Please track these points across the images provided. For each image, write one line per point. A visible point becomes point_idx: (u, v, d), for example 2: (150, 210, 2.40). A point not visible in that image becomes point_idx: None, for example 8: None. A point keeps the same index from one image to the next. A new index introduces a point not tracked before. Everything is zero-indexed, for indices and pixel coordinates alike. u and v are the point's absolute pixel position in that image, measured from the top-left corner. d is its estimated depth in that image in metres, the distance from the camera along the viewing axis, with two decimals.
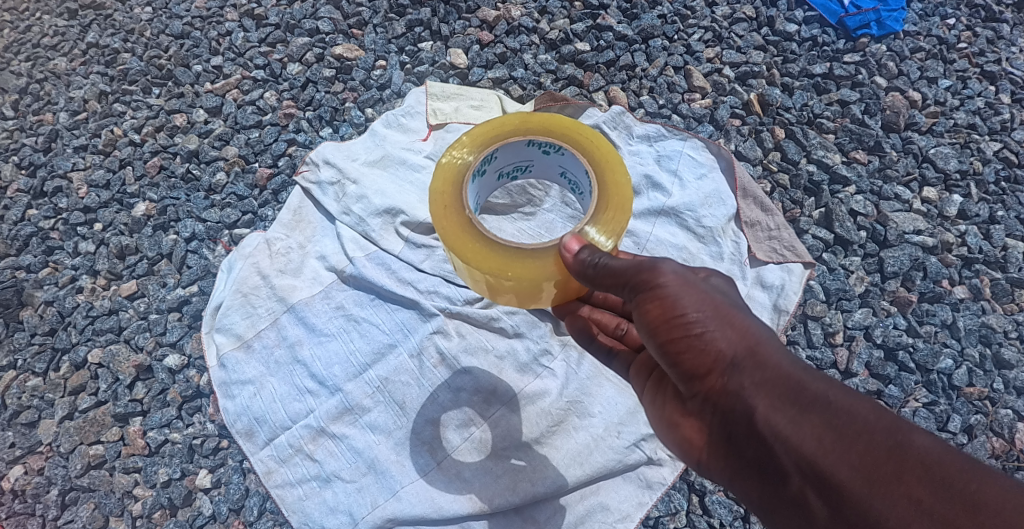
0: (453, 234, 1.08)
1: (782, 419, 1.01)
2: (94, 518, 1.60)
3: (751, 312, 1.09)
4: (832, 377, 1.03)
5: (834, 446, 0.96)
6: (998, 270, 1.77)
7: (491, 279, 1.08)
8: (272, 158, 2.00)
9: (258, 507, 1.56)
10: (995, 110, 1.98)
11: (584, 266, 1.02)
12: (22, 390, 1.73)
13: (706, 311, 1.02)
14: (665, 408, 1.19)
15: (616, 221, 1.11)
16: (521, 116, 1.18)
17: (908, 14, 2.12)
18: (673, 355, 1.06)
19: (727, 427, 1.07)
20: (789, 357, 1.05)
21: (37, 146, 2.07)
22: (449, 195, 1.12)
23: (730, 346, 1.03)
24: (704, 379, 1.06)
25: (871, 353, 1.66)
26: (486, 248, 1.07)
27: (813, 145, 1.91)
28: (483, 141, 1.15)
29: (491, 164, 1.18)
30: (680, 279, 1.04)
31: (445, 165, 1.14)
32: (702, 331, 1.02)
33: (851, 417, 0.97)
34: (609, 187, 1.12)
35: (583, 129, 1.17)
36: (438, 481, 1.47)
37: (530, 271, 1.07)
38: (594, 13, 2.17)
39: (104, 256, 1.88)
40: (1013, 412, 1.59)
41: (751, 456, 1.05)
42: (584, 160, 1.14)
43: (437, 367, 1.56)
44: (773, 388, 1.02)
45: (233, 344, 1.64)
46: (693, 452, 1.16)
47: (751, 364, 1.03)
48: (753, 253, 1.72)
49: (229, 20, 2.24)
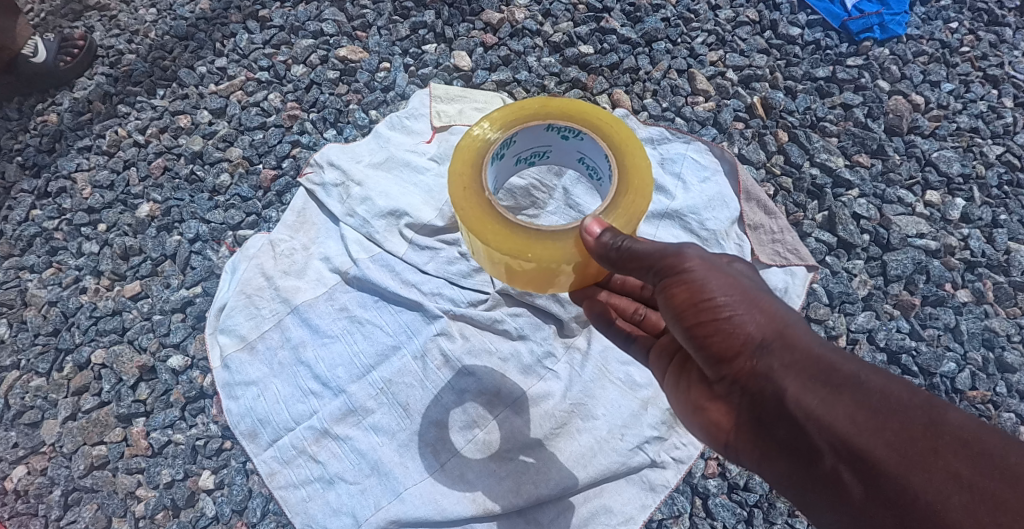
0: (473, 214, 1.08)
1: (813, 400, 1.00)
2: (96, 518, 1.60)
3: (776, 294, 1.09)
4: (861, 359, 1.04)
5: (869, 424, 0.96)
6: (1000, 273, 1.77)
7: (511, 260, 1.08)
8: (277, 159, 2.00)
9: (261, 508, 1.56)
10: (998, 114, 1.99)
11: (607, 249, 1.03)
12: (25, 390, 1.73)
13: (734, 295, 1.03)
14: (691, 393, 1.18)
15: (635, 204, 1.11)
16: (540, 101, 1.18)
17: (910, 18, 2.13)
18: (700, 338, 1.05)
19: (756, 409, 1.07)
20: (816, 339, 1.05)
21: (41, 147, 2.07)
22: (469, 177, 1.11)
23: (758, 329, 1.03)
24: (733, 362, 1.05)
25: (874, 357, 1.66)
26: (507, 229, 1.07)
27: (816, 149, 1.91)
28: (503, 124, 1.15)
29: (510, 149, 1.19)
30: (705, 263, 1.05)
31: (465, 147, 1.14)
32: (730, 314, 1.02)
33: (883, 397, 0.98)
34: (629, 171, 1.12)
35: (602, 114, 1.18)
36: (442, 482, 1.47)
37: (551, 253, 1.07)
38: (598, 15, 2.18)
39: (108, 256, 1.89)
40: (1015, 416, 1.59)
41: (782, 438, 1.05)
42: (603, 145, 1.14)
43: (441, 368, 1.57)
44: (803, 369, 1.02)
45: (237, 345, 1.64)
46: (720, 436, 1.15)
47: (781, 345, 1.03)
48: (756, 256, 1.72)
49: (233, 21, 2.24)
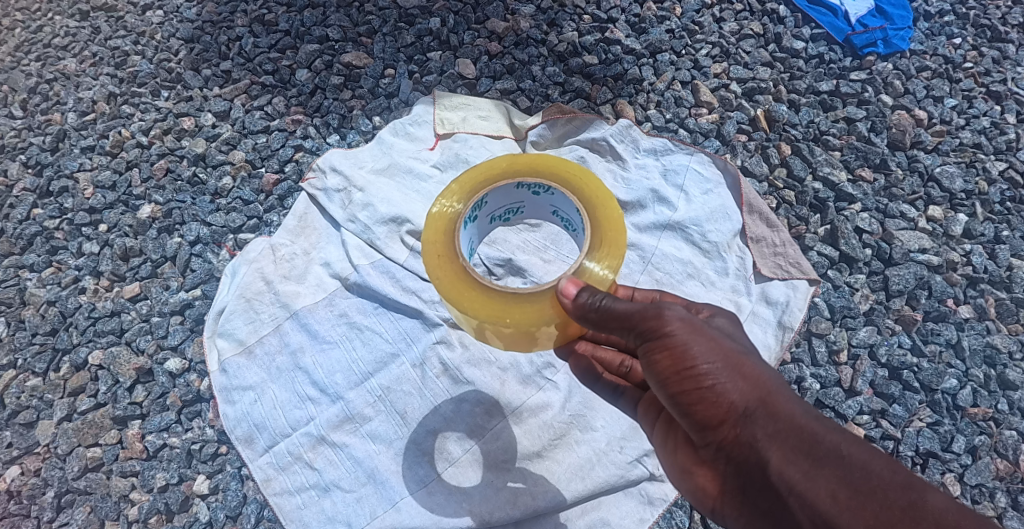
0: (450, 282, 1.09)
1: (796, 473, 1.00)
2: (88, 521, 1.57)
3: (760, 357, 1.08)
4: (846, 429, 1.03)
5: (850, 503, 0.96)
6: (1003, 290, 1.76)
7: (490, 326, 1.08)
8: (279, 163, 1.99)
9: (256, 514, 1.53)
10: (1001, 130, 1.99)
11: (585, 309, 1.02)
12: (22, 390, 1.72)
13: (717, 361, 1.01)
14: (678, 455, 1.17)
15: (612, 257, 1.12)
16: (508, 159, 1.22)
17: (913, 34, 2.14)
18: (684, 405, 1.04)
19: (741, 478, 1.06)
20: (801, 406, 1.04)
21: (45, 146, 2.07)
22: (443, 243, 1.13)
23: (741, 398, 1.01)
24: (717, 429, 1.04)
25: (875, 372, 1.65)
26: (483, 294, 1.08)
27: (819, 162, 1.92)
28: (472, 188, 1.18)
29: (482, 210, 1.21)
30: (687, 325, 1.03)
31: (437, 215, 1.16)
32: (713, 383, 1.01)
33: (865, 474, 0.98)
34: (602, 223, 1.13)
35: (570, 168, 1.20)
36: (438, 492, 1.45)
37: (529, 315, 1.07)
38: (603, 26, 2.19)
39: (108, 257, 1.88)
40: (1017, 433, 1.57)
41: (765, 507, 1.05)
42: (574, 199, 1.16)
43: (440, 377, 1.57)
44: (787, 439, 1.01)
45: (234, 350, 1.64)
46: (707, 501, 1.14)
47: (765, 414, 1.02)
48: (757, 269, 1.72)
49: (240, 26, 2.26)
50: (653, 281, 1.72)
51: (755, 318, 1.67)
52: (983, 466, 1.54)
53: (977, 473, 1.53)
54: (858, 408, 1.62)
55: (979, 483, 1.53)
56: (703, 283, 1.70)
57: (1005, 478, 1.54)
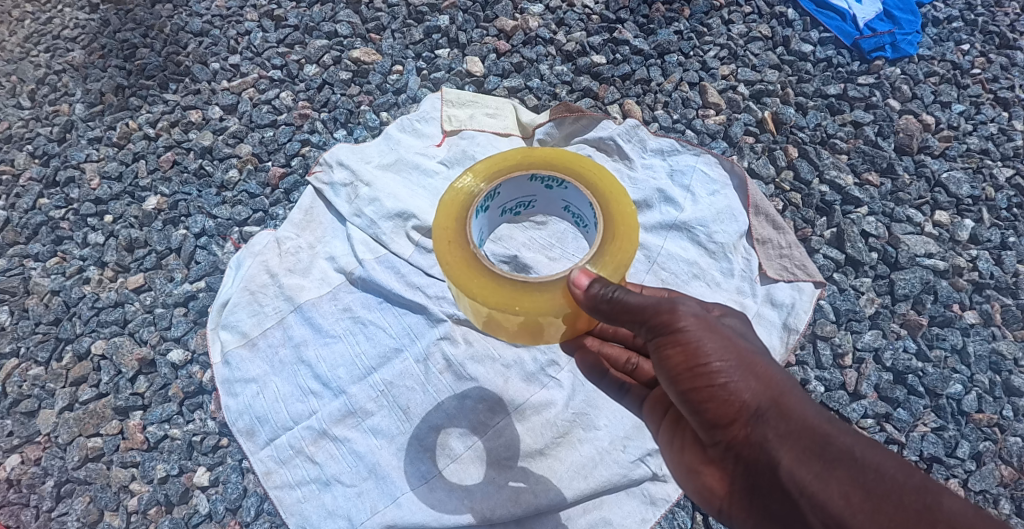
0: (458, 268, 1.08)
1: (807, 473, 0.99)
2: (87, 512, 1.55)
3: (772, 356, 1.07)
4: (860, 431, 1.02)
5: (864, 505, 0.95)
6: (1009, 296, 1.76)
7: (497, 313, 1.07)
8: (286, 157, 2.00)
9: (256, 507, 1.53)
10: (1009, 136, 1.98)
11: (596, 300, 1.01)
12: (23, 379, 1.71)
13: (729, 359, 1.01)
14: (685, 454, 1.17)
15: (622, 251, 1.11)
16: (523, 150, 1.21)
17: (922, 39, 2.14)
18: (695, 402, 1.04)
19: (750, 478, 1.06)
20: (814, 407, 1.04)
21: (51, 136, 2.07)
22: (454, 230, 1.12)
23: (753, 397, 1.01)
24: (728, 428, 1.04)
25: (880, 376, 1.65)
26: (491, 281, 1.07)
27: (826, 166, 1.91)
28: (486, 176, 1.17)
29: (495, 200, 1.20)
30: (701, 322, 1.03)
31: (448, 200, 1.15)
32: (726, 381, 1.00)
33: (878, 477, 0.96)
34: (615, 217, 1.12)
35: (584, 162, 1.20)
36: (439, 489, 1.45)
37: (537, 304, 1.05)
38: (611, 26, 2.19)
39: (112, 248, 1.88)
40: (1021, 440, 1.57)
41: (774, 508, 1.04)
42: (587, 192, 1.15)
43: (443, 373, 1.57)
44: (798, 441, 1.01)
45: (238, 342, 1.63)
46: (714, 500, 1.14)
47: (776, 414, 1.01)
48: (763, 271, 1.71)
49: (249, 20, 2.26)
50: (657, 281, 1.71)
51: (761, 320, 1.66)
52: (987, 472, 1.53)
53: (981, 480, 1.52)
54: (861, 411, 1.61)
55: (983, 488, 1.51)
56: (708, 284, 1.70)
57: (1009, 485, 1.53)
